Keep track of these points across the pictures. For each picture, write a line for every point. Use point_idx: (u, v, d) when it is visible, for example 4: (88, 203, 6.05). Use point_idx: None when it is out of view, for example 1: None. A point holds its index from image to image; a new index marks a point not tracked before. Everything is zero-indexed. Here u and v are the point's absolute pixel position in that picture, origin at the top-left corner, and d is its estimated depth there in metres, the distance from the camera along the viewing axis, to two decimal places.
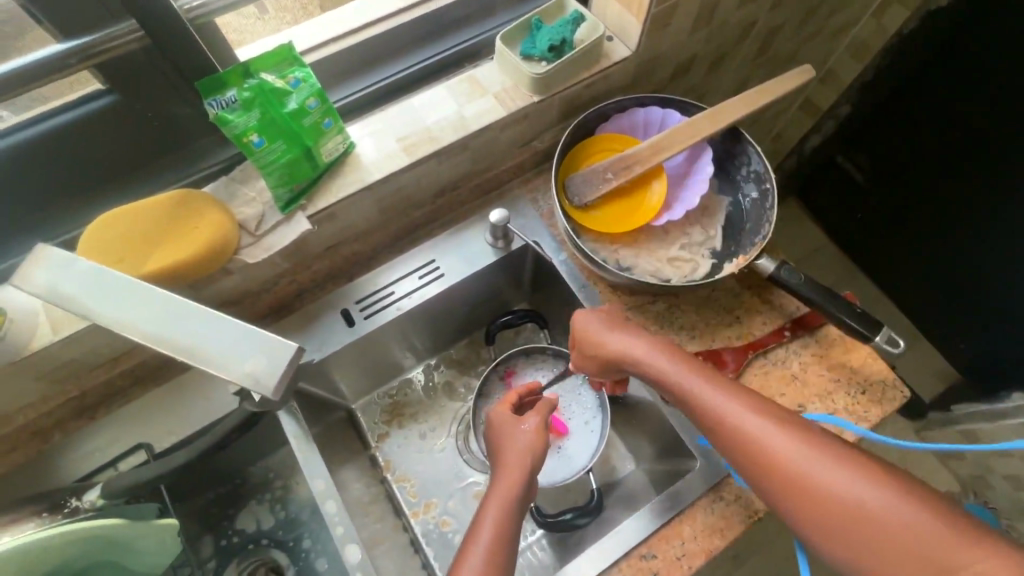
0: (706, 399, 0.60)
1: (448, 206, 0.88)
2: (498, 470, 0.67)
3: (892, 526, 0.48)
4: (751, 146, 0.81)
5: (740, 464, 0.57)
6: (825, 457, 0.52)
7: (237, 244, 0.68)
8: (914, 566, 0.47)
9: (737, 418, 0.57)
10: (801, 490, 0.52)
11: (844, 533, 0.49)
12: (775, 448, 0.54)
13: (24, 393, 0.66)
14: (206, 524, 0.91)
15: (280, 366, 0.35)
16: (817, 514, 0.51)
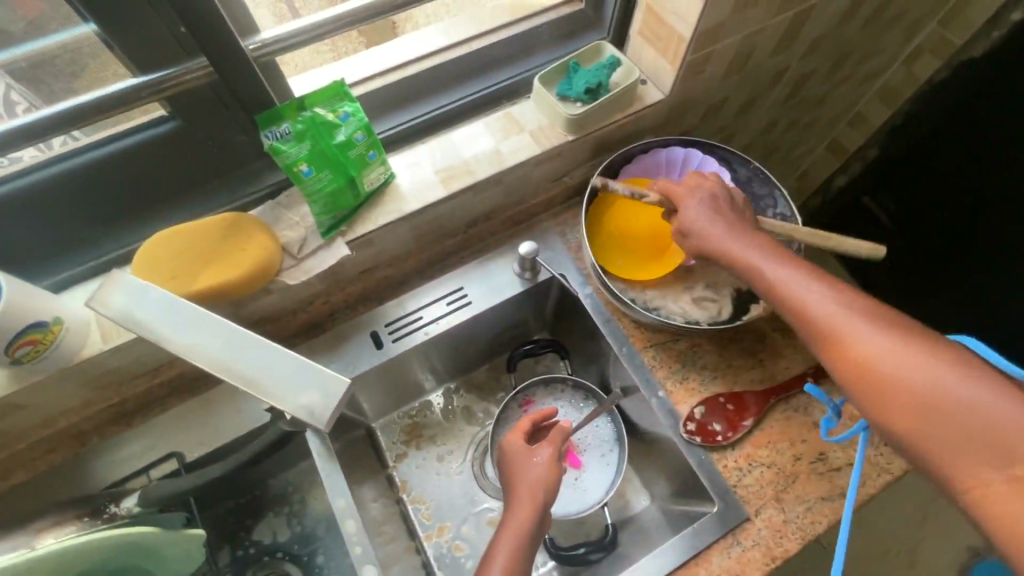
0: (815, 289, 0.57)
1: (479, 235, 0.91)
2: (509, 505, 0.68)
3: (957, 408, 0.45)
4: (778, 190, 0.84)
5: (836, 371, 0.53)
6: (934, 361, 0.47)
7: (279, 266, 0.71)
8: (984, 458, 0.43)
9: (835, 322, 0.53)
10: (904, 395, 0.47)
11: (946, 442, 0.45)
12: (873, 352, 0.50)
13: (69, 398, 0.70)
14: (225, 534, 0.93)
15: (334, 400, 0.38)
16: (918, 420, 0.47)
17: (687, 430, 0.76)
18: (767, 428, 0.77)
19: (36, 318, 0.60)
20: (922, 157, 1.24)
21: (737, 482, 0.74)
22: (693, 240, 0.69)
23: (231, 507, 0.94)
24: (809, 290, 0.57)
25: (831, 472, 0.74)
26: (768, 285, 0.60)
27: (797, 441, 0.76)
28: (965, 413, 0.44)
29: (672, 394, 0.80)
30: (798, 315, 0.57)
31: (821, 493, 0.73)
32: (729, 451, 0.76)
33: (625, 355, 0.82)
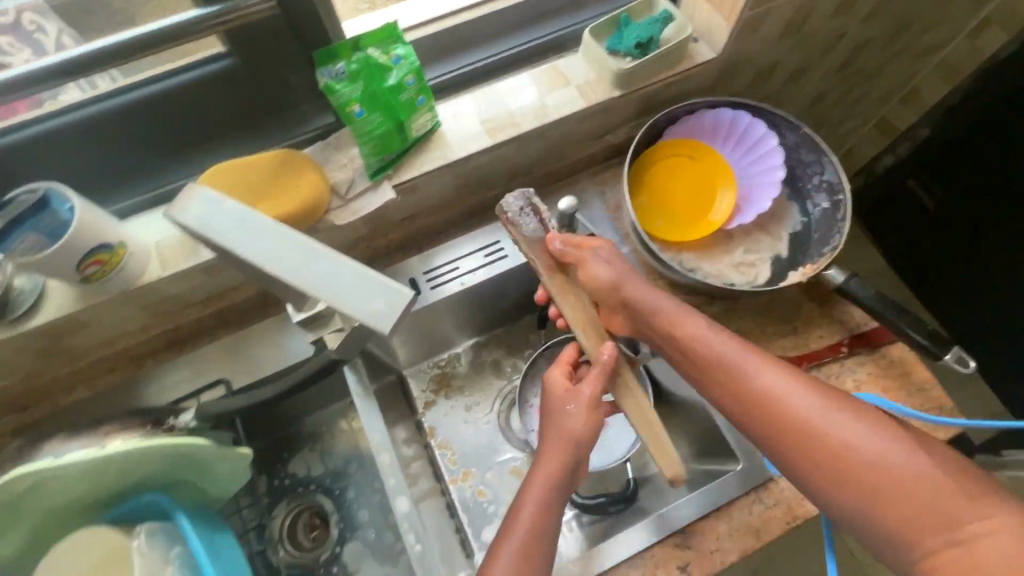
0: (729, 344, 0.65)
1: (518, 190, 0.91)
2: (541, 453, 0.67)
3: (852, 444, 0.55)
4: (826, 157, 0.81)
5: (792, 450, 0.58)
6: (843, 415, 0.57)
7: (327, 206, 0.73)
8: (871, 485, 0.53)
9: (788, 400, 0.59)
10: (859, 465, 0.54)
11: (894, 503, 0.52)
12: (828, 428, 0.56)
13: (129, 320, 0.74)
14: (263, 465, 0.98)
15: (399, 309, 0.39)
16: (868, 487, 0.53)
17: None
18: None
19: (102, 241, 0.62)
20: (980, 138, 1.15)
21: None
22: (624, 294, 0.72)
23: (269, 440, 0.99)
24: (721, 346, 0.65)
25: None
26: (716, 359, 0.65)
27: None
28: (855, 450, 0.55)
29: None
30: (720, 367, 0.64)
31: None
32: None
33: None
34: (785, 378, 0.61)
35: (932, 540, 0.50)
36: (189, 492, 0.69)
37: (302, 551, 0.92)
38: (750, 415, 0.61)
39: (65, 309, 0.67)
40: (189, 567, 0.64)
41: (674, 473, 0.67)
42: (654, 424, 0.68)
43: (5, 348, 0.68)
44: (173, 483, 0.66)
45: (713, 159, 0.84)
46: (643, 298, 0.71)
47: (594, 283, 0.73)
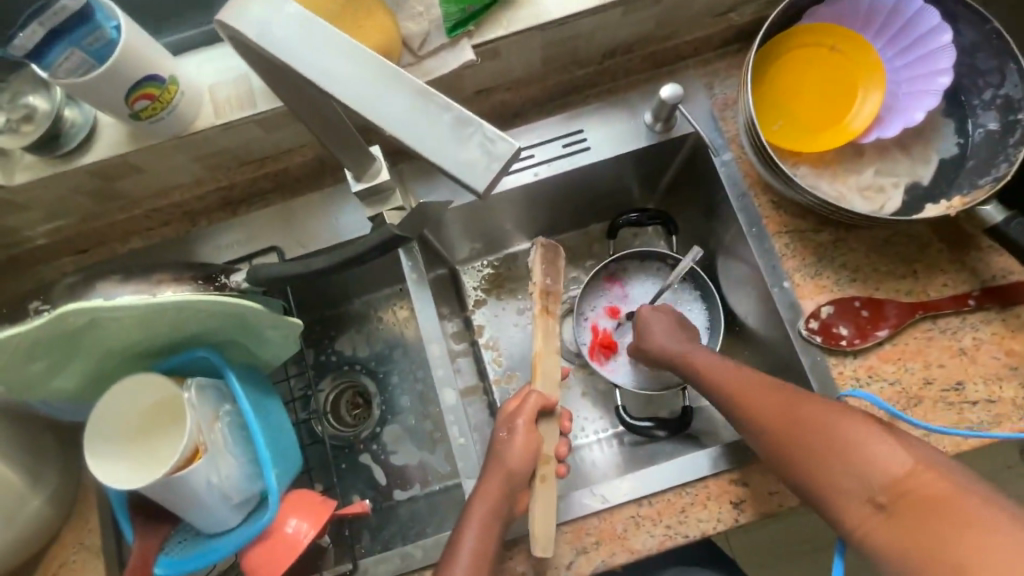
0: (722, 366, 0.67)
1: (611, 72, 0.78)
2: (483, 474, 0.64)
3: (832, 458, 0.53)
4: (1013, 64, 0.64)
5: (746, 435, 0.62)
6: (827, 430, 0.55)
7: (397, 62, 0.64)
8: (862, 498, 0.51)
9: (729, 385, 0.65)
10: (791, 440, 0.57)
11: (825, 475, 0.54)
12: (765, 410, 0.60)
13: (182, 171, 0.71)
14: (310, 339, 0.98)
15: (497, 164, 0.31)
16: (802, 465, 0.56)
17: (808, 328, 0.68)
18: (902, 344, 0.68)
19: (152, 72, 0.55)
20: None
21: (852, 391, 0.66)
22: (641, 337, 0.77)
23: (316, 317, 0.98)
24: (713, 372, 0.67)
25: (964, 404, 0.65)
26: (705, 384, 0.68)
27: (932, 364, 0.67)
28: (840, 461, 0.53)
29: (799, 288, 0.70)
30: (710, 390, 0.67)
31: (945, 423, 0.65)
32: (850, 359, 0.68)
33: (753, 236, 0.72)
34: (769, 397, 0.61)
35: (860, 505, 0.51)
36: (241, 354, 0.68)
37: (343, 426, 0.94)
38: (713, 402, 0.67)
39: (118, 148, 0.63)
40: (237, 426, 0.64)
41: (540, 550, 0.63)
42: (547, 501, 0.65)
43: (61, 183, 0.65)
44: (226, 342, 0.66)
45: (862, 54, 0.69)
46: (662, 343, 0.75)
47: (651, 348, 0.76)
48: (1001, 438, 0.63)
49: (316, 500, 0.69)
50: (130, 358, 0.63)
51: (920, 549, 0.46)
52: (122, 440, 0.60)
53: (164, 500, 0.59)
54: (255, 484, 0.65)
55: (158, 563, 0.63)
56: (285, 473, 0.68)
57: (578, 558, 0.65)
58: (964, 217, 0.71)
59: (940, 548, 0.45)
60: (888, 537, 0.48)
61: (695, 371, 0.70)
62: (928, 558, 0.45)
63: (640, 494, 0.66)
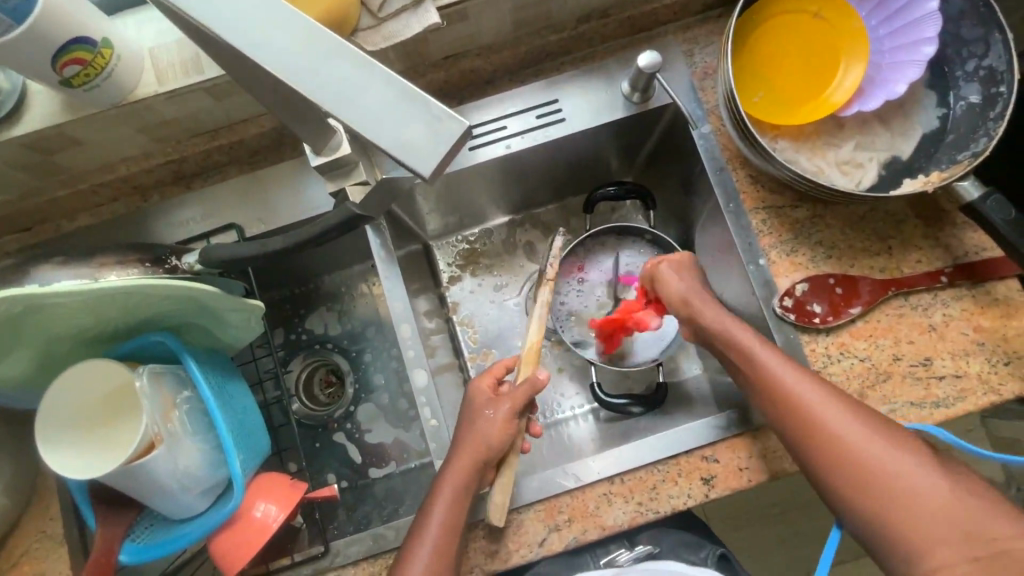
0: (803, 371, 0.60)
1: (588, 38, 0.75)
2: (459, 450, 0.63)
3: (933, 505, 0.51)
4: (998, 34, 0.62)
5: (820, 456, 0.56)
6: (928, 474, 0.53)
7: (354, 25, 0.60)
8: (959, 551, 0.50)
9: (815, 400, 0.57)
10: (884, 479, 0.53)
11: (915, 520, 0.52)
12: (854, 438, 0.55)
13: (127, 142, 0.66)
14: (279, 318, 0.95)
15: (444, 144, 0.29)
16: (892, 505, 0.53)
17: (782, 306, 0.67)
18: (873, 321, 0.68)
19: (81, 34, 0.50)
20: None
21: (823, 368, 0.67)
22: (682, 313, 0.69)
23: (285, 295, 0.95)
24: (799, 377, 0.59)
25: (931, 379, 0.66)
26: (788, 393, 0.58)
27: (903, 341, 0.67)
28: (942, 512, 0.51)
29: (775, 265, 0.69)
30: (786, 398, 0.58)
31: (912, 398, 0.65)
32: (823, 336, 0.67)
33: (730, 213, 0.70)
34: (861, 425, 0.56)
35: (955, 555, 0.50)
36: (199, 336, 0.66)
37: (316, 405, 0.93)
38: (781, 411, 0.59)
39: (52, 117, 0.58)
40: (198, 411, 0.63)
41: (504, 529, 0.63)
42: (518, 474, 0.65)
43: None
44: (181, 325, 0.63)
45: (845, 21, 0.66)
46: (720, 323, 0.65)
47: (671, 295, 0.70)
48: (965, 412, 0.64)
49: (285, 482, 0.68)
50: (79, 343, 0.60)
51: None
52: (78, 427, 0.57)
53: (125, 488, 0.57)
54: (220, 471, 0.64)
55: (124, 550, 0.61)
56: (251, 458, 0.67)
57: (550, 535, 0.66)
58: (940, 192, 0.70)
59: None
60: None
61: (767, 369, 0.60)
62: None
63: (612, 471, 0.66)
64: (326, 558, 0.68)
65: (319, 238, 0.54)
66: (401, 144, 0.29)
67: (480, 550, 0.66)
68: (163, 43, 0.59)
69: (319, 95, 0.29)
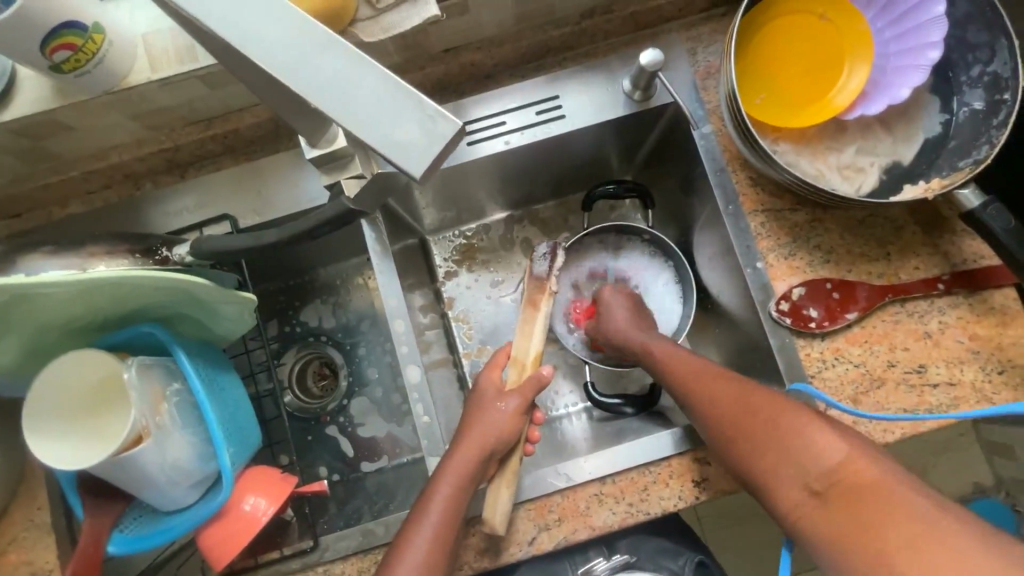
0: (682, 355, 0.66)
1: (590, 34, 0.74)
2: (455, 446, 0.63)
3: (782, 447, 0.51)
4: (1004, 40, 0.61)
5: (698, 423, 0.61)
6: (779, 419, 0.53)
7: (352, 15, 0.58)
8: (802, 487, 0.48)
9: (685, 373, 0.64)
10: (743, 432, 0.55)
11: (766, 461, 0.52)
12: (718, 398, 0.59)
13: (119, 129, 0.65)
14: (274, 309, 0.94)
15: (438, 145, 0.28)
16: (758, 455, 0.53)
17: (778, 310, 0.67)
18: (870, 327, 0.67)
19: (73, 18, 0.49)
20: None
21: (817, 373, 0.67)
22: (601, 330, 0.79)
23: (280, 286, 0.95)
24: (676, 361, 0.66)
25: (925, 386, 0.65)
26: (670, 373, 0.65)
27: (898, 347, 0.67)
28: (790, 452, 0.50)
29: (772, 268, 0.69)
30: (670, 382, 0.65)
31: (905, 405, 0.65)
32: (818, 341, 0.67)
33: (730, 215, 0.70)
34: (721, 387, 0.59)
35: (797, 491, 0.49)
36: (191, 328, 0.65)
37: (309, 398, 0.92)
38: (670, 394, 0.66)
39: (42, 102, 0.57)
40: (188, 404, 0.62)
41: (493, 525, 0.63)
42: (512, 474, 0.65)
43: None
44: (173, 316, 0.62)
45: (850, 23, 0.65)
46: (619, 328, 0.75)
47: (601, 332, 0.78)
48: (957, 419, 0.64)
49: (276, 478, 0.67)
50: (68, 333, 0.59)
51: (850, 541, 0.43)
52: (67, 418, 0.56)
53: (113, 479, 0.56)
54: (210, 464, 0.63)
55: (112, 541, 0.61)
56: (242, 452, 0.66)
57: (541, 534, 0.66)
58: (940, 199, 0.70)
59: (869, 535, 0.42)
60: (820, 524, 0.46)
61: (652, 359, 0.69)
62: (863, 548, 0.42)
63: (604, 472, 0.66)
64: (315, 553, 0.68)
65: (313, 232, 0.54)
66: (393, 143, 0.29)
67: (470, 548, 0.66)
68: (157, 28, 0.58)
69: (310, 91, 0.29)
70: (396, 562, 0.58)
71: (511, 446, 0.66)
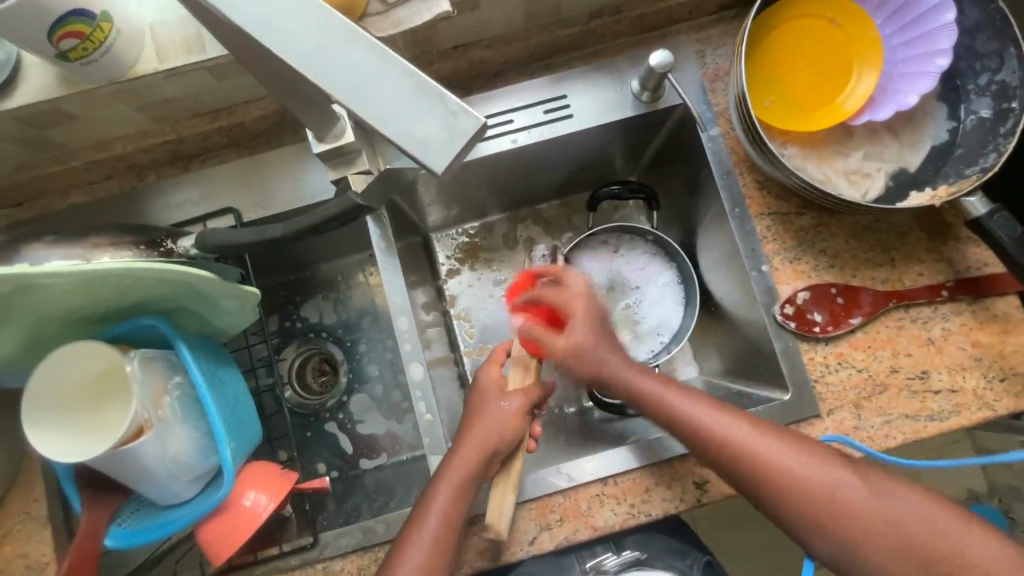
0: (727, 412, 0.60)
1: (600, 34, 0.73)
2: (457, 445, 0.62)
3: (875, 519, 0.54)
4: (1013, 48, 0.61)
5: (761, 495, 0.57)
6: (862, 488, 0.55)
7: (363, 9, 0.58)
8: (910, 560, 0.53)
9: (745, 441, 0.58)
10: (806, 501, 0.56)
11: (837, 530, 0.55)
12: (794, 472, 0.56)
13: (123, 120, 0.64)
14: (275, 304, 0.94)
15: (459, 141, 0.28)
16: (839, 525, 0.55)
17: (782, 313, 0.67)
18: (873, 332, 0.67)
19: (82, 6, 0.48)
20: None
21: (820, 378, 0.67)
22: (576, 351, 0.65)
23: (280, 281, 0.94)
24: (725, 422, 0.59)
25: (927, 393, 0.66)
26: (716, 440, 0.59)
27: (901, 353, 0.67)
28: (882, 523, 0.54)
29: (777, 272, 0.69)
30: (716, 448, 0.59)
31: (907, 411, 0.65)
32: (822, 345, 0.67)
33: (736, 218, 0.70)
34: (791, 453, 0.57)
35: (901, 563, 0.53)
36: (192, 322, 0.65)
37: (308, 393, 0.92)
38: (711, 460, 0.59)
39: (47, 90, 0.56)
40: (189, 398, 0.62)
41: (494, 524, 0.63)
42: (516, 475, 0.64)
43: None
44: (175, 309, 0.62)
45: (860, 29, 0.65)
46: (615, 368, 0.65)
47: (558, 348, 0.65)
48: (958, 426, 0.64)
49: (275, 474, 0.67)
50: (68, 325, 0.58)
51: None
52: (65, 411, 0.56)
53: (113, 472, 0.56)
54: (210, 459, 0.63)
55: (109, 535, 0.61)
56: (243, 446, 0.66)
57: (542, 534, 0.65)
58: (946, 206, 0.70)
59: None
60: None
61: (684, 416, 0.60)
62: None
63: (605, 472, 0.66)
64: (315, 549, 0.67)
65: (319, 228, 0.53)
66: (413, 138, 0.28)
67: (470, 547, 0.65)
68: (166, 18, 0.57)
69: (329, 83, 0.28)
70: (398, 559, 0.58)
71: (515, 446, 0.64)
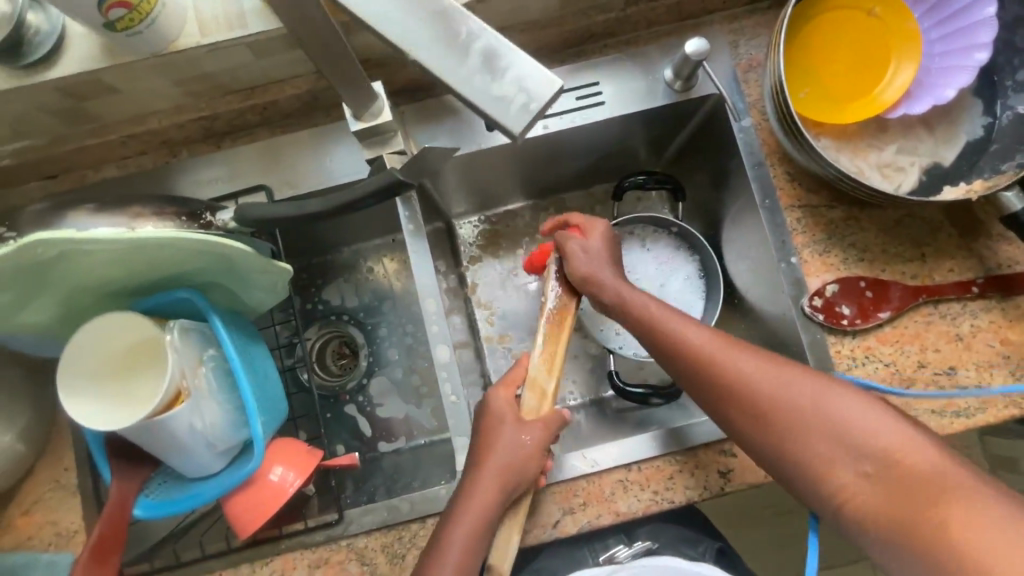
0: (691, 321, 0.61)
1: (634, 22, 0.73)
2: (475, 480, 0.61)
3: (831, 425, 0.52)
4: None
5: (714, 400, 0.58)
6: (822, 395, 0.53)
7: None
8: (862, 472, 0.50)
9: (700, 344, 0.59)
10: (756, 403, 0.55)
11: (794, 440, 0.53)
12: (745, 372, 0.56)
13: (160, 94, 0.65)
14: (297, 285, 0.94)
15: (538, 104, 0.36)
16: (797, 432, 0.53)
17: (811, 305, 0.67)
18: (901, 327, 0.67)
19: None
20: None
21: (846, 370, 0.67)
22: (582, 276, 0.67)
23: (303, 263, 0.95)
24: (691, 332, 0.60)
25: (954, 389, 0.65)
26: (674, 344, 0.60)
27: (928, 349, 0.67)
28: (835, 431, 0.52)
29: (806, 264, 0.69)
30: (678, 356, 0.60)
31: (933, 406, 0.65)
32: (849, 338, 0.67)
33: (767, 209, 0.70)
34: (748, 358, 0.57)
35: (852, 476, 0.51)
36: (224, 296, 0.65)
37: (329, 375, 0.93)
38: (679, 369, 0.60)
39: (91, 61, 0.57)
40: (222, 371, 0.62)
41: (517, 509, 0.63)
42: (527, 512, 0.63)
43: (28, 100, 0.59)
44: (208, 283, 0.62)
45: (899, 21, 0.65)
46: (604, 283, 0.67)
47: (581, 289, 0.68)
48: (984, 423, 0.64)
49: (302, 449, 0.68)
50: (104, 295, 0.59)
51: (903, 523, 0.47)
52: (99, 380, 0.56)
53: (143, 441, 0.56)
54: (241, 432, 0.63)
55: (137, 504, 0.61)
56: (271, 421, 0.66)
57: (564, 517, 0.66)
58: (977, 202, 0.70)
59: (916, 513, 0.47)
60: (877, 510, 0.49)
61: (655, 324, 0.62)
62: (909, 527, 0.47)
63: (629, 458, 0.67)
64: (339, 526, 0.68)
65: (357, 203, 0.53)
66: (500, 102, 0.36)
67: None
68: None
69: (435, 59, 0.36)
70: None
71: (529, 484, 0.63)
